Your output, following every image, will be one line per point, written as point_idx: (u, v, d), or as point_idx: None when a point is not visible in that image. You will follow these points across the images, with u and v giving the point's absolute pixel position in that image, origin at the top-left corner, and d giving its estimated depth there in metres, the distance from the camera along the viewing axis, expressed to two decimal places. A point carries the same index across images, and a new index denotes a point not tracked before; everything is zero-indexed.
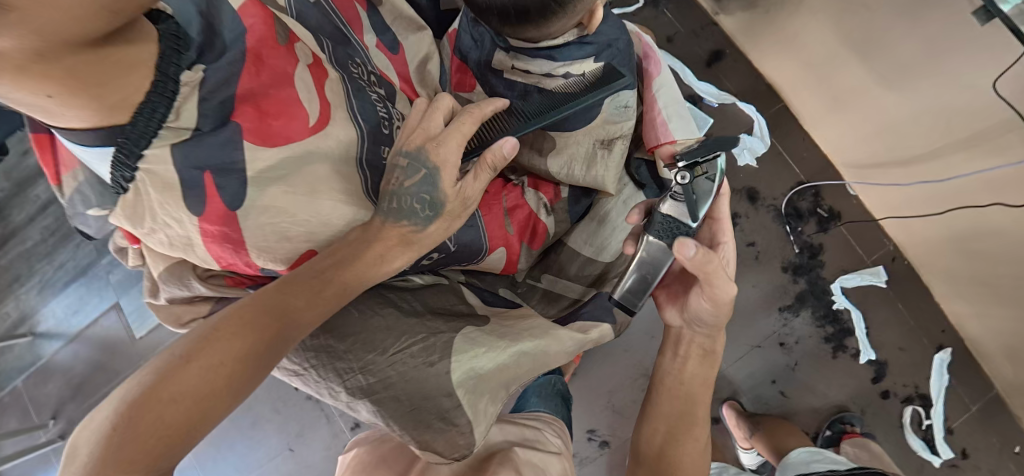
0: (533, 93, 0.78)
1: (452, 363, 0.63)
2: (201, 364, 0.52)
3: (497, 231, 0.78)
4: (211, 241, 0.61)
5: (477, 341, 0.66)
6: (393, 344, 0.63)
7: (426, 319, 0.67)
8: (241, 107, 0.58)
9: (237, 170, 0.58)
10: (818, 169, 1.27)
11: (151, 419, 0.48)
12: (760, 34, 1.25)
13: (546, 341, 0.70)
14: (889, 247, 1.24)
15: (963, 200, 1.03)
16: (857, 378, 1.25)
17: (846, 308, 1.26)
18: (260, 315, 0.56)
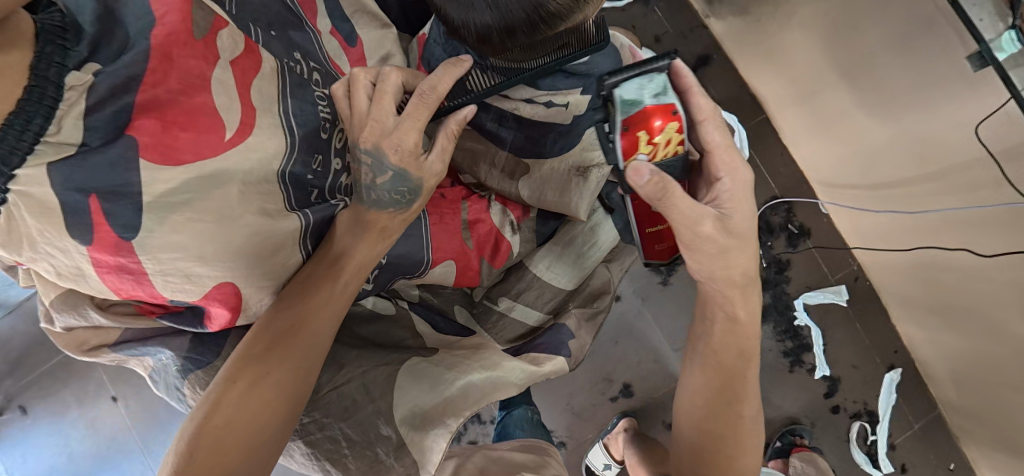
0: (509, 120, 0.73)
1: (394, 399, 0.63)
2: (240, 387, 0.57)
3: (449, 245, 0.75)
4: (105, 271, 0.56)
5: (419, 376, 0.65)
6: (328, 382, 0.64)
7: (367, 351, 0.67)
8: (140, 116, 0.53)
9: (129, 195, 0.53)
10: (793, 184, 1.27)
11: (212, 448, 0.54)
12: (747, 43, 1.23)
13: (495, 374, 0.68)
14: (853, 267, 1.26)
15: (928, 232, 1.04)
16: (809, 393, 1.28)
17: (807, 325, 1.28)
18: (278, 331, 0.60)
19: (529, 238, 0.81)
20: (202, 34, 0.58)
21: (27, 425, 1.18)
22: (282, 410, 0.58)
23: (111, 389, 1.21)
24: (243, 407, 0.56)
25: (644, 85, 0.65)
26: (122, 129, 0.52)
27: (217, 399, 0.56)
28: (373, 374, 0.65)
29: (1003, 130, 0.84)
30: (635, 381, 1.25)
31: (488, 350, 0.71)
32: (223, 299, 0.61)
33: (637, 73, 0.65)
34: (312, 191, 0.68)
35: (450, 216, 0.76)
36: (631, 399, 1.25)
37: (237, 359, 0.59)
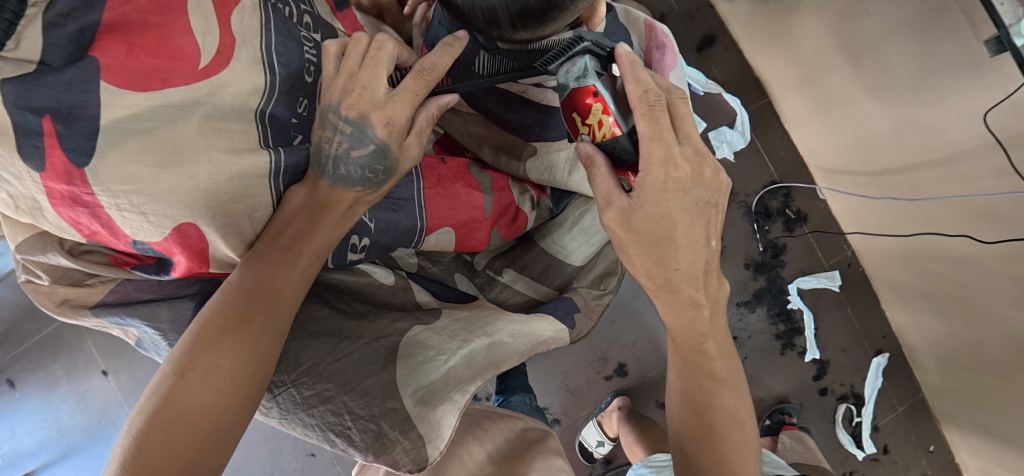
0: (517, 103, 0.71)
1: (399, 370, 0.59)
2: (195, 374, 0.50)
3: (447, 211, 0.67)
4: (59, 203, 0.50)
5: (424, 345, 0.61)
6: (327, 355, 0.57)
7: (368, 321, 0.61)
8: (107, 37, 0.48)
9: (87, 118, 0.48)
10: (791, 170, 1.28)
11: (174, 435, 0.49)
12: (754, 24, 1.21)
13: (496, 341, 0.65)
14: (847, 253, 1.28)
15: (925, 221, 1.05)
16: (800, 375, 1.30)
17: (800, 308, 1.29)
18: (233, 311, 0.53)
19: (543, 216, 0.77)
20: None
21: (15, 399, 1.16)
22: (252, 388, 0.52)
23: (102, 363, 1.19)
24: (205, 390, 0.50)
25: (570, 68, 0.56)
26: (86, 51, 0.48)
27: (173, 380, 0.50)
28: (373, 345, 0.59)
29: (1009, 120, 0.85)
30: (629, 360, 1.26)
31: (487, 314, 0.68)
32: (184, 242, 0.54)
33: (561, 58, 0.56)
34: (294, 136, 0.61)
35: (454, 183, 0.69)
36: (625, 378, 1.26)
37: (190, 343, 0.51)
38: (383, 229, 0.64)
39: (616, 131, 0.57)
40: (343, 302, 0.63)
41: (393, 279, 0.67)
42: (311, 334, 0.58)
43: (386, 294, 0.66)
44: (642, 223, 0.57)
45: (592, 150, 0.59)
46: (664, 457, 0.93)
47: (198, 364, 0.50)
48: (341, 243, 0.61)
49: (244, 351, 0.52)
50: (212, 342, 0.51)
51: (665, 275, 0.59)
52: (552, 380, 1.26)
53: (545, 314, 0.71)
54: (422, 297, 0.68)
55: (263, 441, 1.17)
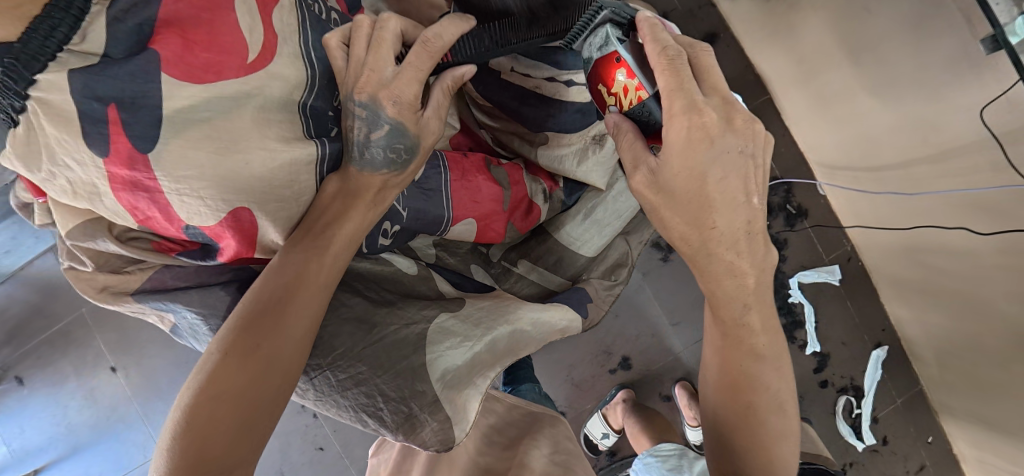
0: (531, 98, 0.72)
1: (427, 355, 0.60)
2: (233, 354, 0.52)
3: (470, 203, 0.69)
4: (119, 188, 0.52)
5: (449, 332, 0.62)
6: (360, 340, 0.59)
7: (397, 308, 0.62)
8: (164, 31, 0.50)
9: (149, 107, 0.50)
10: (792, 166, 1.30)
11: (212, 418, 0.50)
12: (756, 22, 1.24)
13: (517, 329, 0.66)
14: (847, 247, 1.30)
15: (924, 216, 1.08)
16: (801, 368, 1.32)
17: (800, 302, 1.31)
18: (269, 294, 0.55)
19: (555, 208, 0.80)
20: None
21: (25, 395, 1.18)
22: (285, 375, 0.54)
23: (110, 359, 1.20)
24: (241, 375, 0.52)
25: (593, 39, 0.57)
26: (145, 44, 0.50)
27: (212, 368, 0.52)
28: (402, 331, 0.60)
29: (1005, 116, 0.87)
30: (633, 354, 1.28)
31: (508, 303, 0.68)
32: (236, 226, 0.56)
33: (586, 30, 0.57)
34: (331, 127, 0.62)
35: (474, 176, 0.69)
36: (629, 371, 1.28)
37: (231, 326, 0.54)
38: (413, 217, 0.66)
39: (643, 94, 0.57)
40: (372, 290, 0.64)
41: (417, 268, 0.68)
42: (343, 321, 0.60)
43: (411, 282, 0.67)
44: (679, 190, 0.57)
45: (618, 117, 0.59)
46: (670, 447, 0.96)
47: (237, 345, 0.53)
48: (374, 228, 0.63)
49: (276, 339, 0.53)
50: (248, 330, 0.53)
51: (700, 237, 0.59)
52: (558, 373, 1.28)
53: (560, 303, 0.73)
54: (445, 288, 0.69)
55: (273, 435, 1.19)
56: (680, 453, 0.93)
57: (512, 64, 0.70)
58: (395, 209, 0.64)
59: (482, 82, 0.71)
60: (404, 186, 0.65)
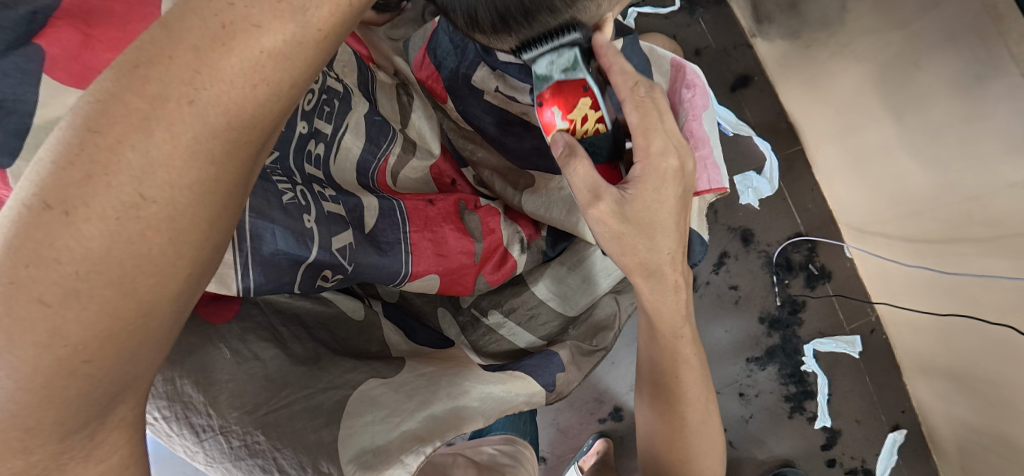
0: (515, 125, 0.64)
1: (341, 431, 0.44)
2: (90, 223, 0.30)
3: (435, 253, 0.57)
4: None
5: (375, 403, 0.47)
6: (264, 403, 0.42)
7: (322, 367, 0.48)
8: (58, 23, 0.46)
9: (20, 112, 0.43)
10: (820, 224, 1.20)
11: (18, 391, 0.30)
12: (794, 66, 1.15)
13: (460, 404, 0.51)
14: (870, 317, 1.19)
15: (961, 296, 0.98)
16: (807, 441, 1.21)
17: (813, 372, 1.21)
18: (146, 134, 0.31)
19: (535, 258, 0.69)
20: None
21: None
22: (135, 328, 0.33)
23: None
24: (44, 327, 0.30)
25: (556, 58, 0.53)
26: (31, 37, 0.45)
27: (44, 253, 0.30)
28: (316, 397, 0.45)
29: None
30: (626, 405, 1.19)
31: (455, 371, 0.54)
32: None
33: (547, 46, 0.53)
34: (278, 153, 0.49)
35: (440, 225, 0.58)
36: (620, 423, 1.19)
37: (64, 178, 0.30)
38: (366, 270, 0.51)
39: (601, 127, 0.56)
40: (296, 341, 0.49)
41: (361, 314, 0.56)
42: (250, 377, 0.43)
43: (352, 332, 0.54)
44: (636, 214, 0.55)
45: (571, 138, 0.54)
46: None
47: (99, 207, 0.30)
48: (305, 277, 0.47)
49: (97, 273, 0.31)
50: (29, 255, 0.30)
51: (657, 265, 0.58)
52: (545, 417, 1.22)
53: (521, 373, 0.59)
54: (391, 340, 0.56)
55: None
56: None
57: (495, 85, 0.62)
58: (340, 256, 0.48)
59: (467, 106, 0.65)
60: (353, 237, 0.50)
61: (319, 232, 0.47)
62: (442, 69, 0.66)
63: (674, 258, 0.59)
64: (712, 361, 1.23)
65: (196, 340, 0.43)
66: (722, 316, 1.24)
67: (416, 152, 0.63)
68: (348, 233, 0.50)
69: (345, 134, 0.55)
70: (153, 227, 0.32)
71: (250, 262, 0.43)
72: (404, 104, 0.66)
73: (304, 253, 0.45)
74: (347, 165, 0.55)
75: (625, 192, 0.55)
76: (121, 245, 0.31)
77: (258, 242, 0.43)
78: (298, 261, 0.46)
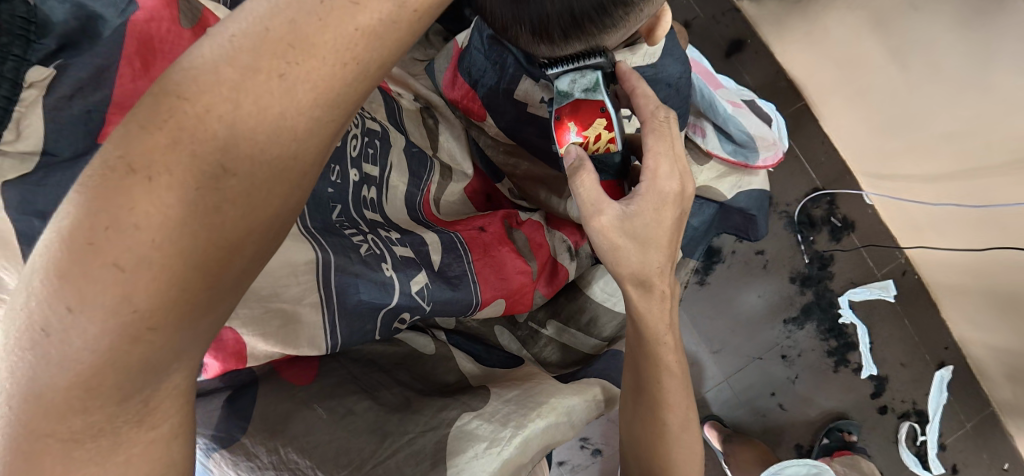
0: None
1: (447, 470, 0.43)
2: (171, 185, 0.29)
3: (497, 279, 0.56)
4: None
5: (475, 437, 0.45)
6: (370, 457, 0.42)
7: (412, 412, 0.46)
8: (114, 117, 0.42)
9: None
10: (835, 176, 1.19)
11: (95, 356, 0.28)
12: (787, 24, 1.15)
13: (554, 421, 0.49)
14: (900, 260, 1.18)
15: (995, 225, 0.98)
16: (856, 393, 1.21)
17: (852, 322, 1.21)
18: (225, 101, 0.29)
19: (585, 263, 0.69)
20: (190, 24, 0.49)
21: None
22: (198, 300, 0.30)
23: None
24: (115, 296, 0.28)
25: (579, 78, 0.54)
26: (94, 138, 0.41)
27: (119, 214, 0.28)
28: (416, 440, 0.44)
29: None
30: None
31: (534, 387, 0.51)
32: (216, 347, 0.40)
33: (569, 67, 0.54)
34: (333, 208, 0.48)
35: (497, 249, 0.58)
36: None
37: (147, 137, 0.29)
38: (440, 308, 0.51)
39: (612, 147, 0.56)
40: (383, 388, 0.48)
41: (432, 347, 0.55)
42: (351, 432, 0.43)
43: (427, 366, 0.53)
44: (638, 229, 0.52)
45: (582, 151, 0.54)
46: None
47: (181, 170, 0.29)
48: (385, 322, 0.48)
49: (171, 242, 0.28)
50: (107, 218, 0.28)
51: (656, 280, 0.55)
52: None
53: (589, 385, 0.57)
54: (468, 369, 0.55)
55: None
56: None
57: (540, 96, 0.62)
58: (417, 297, 0.49)
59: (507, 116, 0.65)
60: (427, 277, 0.51)
61: (398, 278, 0.48)
62: (479, 86, 0.65)
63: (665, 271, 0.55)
64: (751, 329, 1.23)
65: (294, 405, 0.43)
66: (753, 281, 1.24)
67: (453, 176, 0.64)
68: (422, 273, 0.50)
69: (391, 173, 0.55)
70: (229, 198, 0.30)
71: (336, 318, 0.45)
72: (432, 129, 0.65)
73: (385, 300, 0.47)
74: (397, 203, 0.55)
75: (628, 208, 0.52)
76: (199, 214, 0.29)
77: (344, 296, 0.45)
78: (381, 308, 0.47)
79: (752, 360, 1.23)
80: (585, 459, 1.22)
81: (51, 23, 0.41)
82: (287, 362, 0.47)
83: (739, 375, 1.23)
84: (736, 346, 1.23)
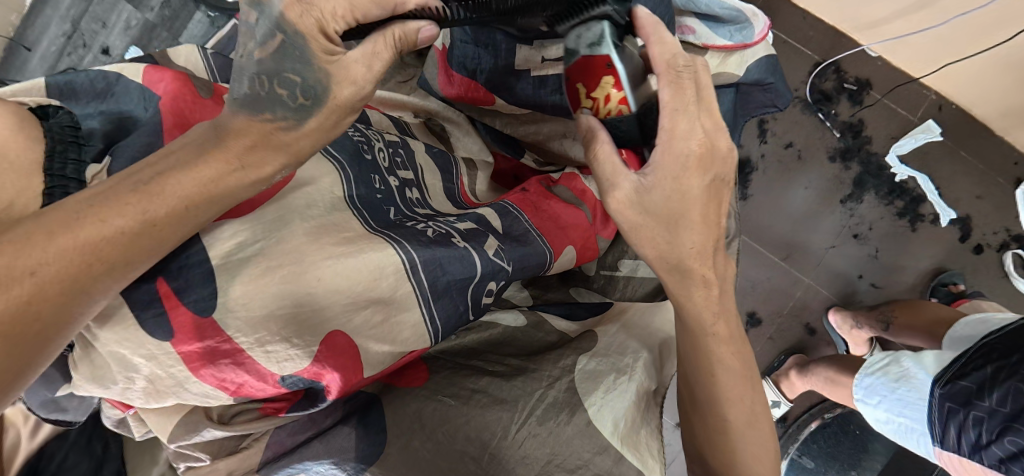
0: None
1: (589, 409, 0.42)
2: None
3: (558, 229, 0.55)
4: (199, 367, 0.37)
5: (599, 374, 0.44)
6: (512, 424, 0.40)
7: (532, 371, 0.44)
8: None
9: (197, 264, 0.37)
10: (831, 44, 1.16)
11: None
12: None
13: None
14: (931, 97, 1.15)
15: (1008, 24, 0.93)
16: (943, 243, 1.15)
17: (909, 176, 1.16)
18: None
19: None
20: (207, 93, 0.46)
21: None
22: None
23: None
24: (34, 221, 0.33)
25: (583, 31, 0.43)
26: None
27: None
28: (547, 393, 0.42)
29: None
30: (757, 306, 1.18)
31: (629, 327, 0.51)
32: (336, 358, 0.39)
33: (574, 17, 0.43)
34: (387, 210, 0.47)
35: (547, 203, 0.57)
36: (760, 326, 1.18)
37: None
38: (520, 268, 0.50)
39: (625, 109, 0.45)
40: (495, 362, 0.46)
41: (523, 319, 0.52)
42: (481, 407, 0.41)
43: (528, 331, 0.51)
44: (658, 203, 0.45)
45: (593, 125, 0.45)
46: (879, 356, 0.84)
47: None
48: (474, 301, 0.47)
49: None
50: None
51: (677, 254, 0.46)
52: None
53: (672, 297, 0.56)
54: (564, 327, 0.52)
55: None
56: (896, 359, 0.81)
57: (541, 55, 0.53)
58: (500, 265, 0.48)
59: (513, 91, 0.57)
60: (496, 241, 0.49)
61: (472, 248, 0.46)
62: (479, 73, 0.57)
63: (705, 252, 0.47)
64: (811, 221, 1.18)
65: (421, 403, 0.42)
66: (795, 176, 1.18)
67: (477, 165, 0.63)
68: (491, 238, 0.49)
69: (423, 174, 0.54)
70: None
71: (432, 305, 0.44)
72: (445, 137, 0.63)
73: (471, 273, 0.45)
74: (440, 196, 0.55)
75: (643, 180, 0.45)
76: None
77: (436, 278, 0.43)
78: (470, 280, 0.46)
79: (828, 249, 1.18)
80: None
81: (92, 128, 0.42)
82: (399, 373, 0.46)
83: (822, 270, 1.18)
84: (804, 244, 1.18)
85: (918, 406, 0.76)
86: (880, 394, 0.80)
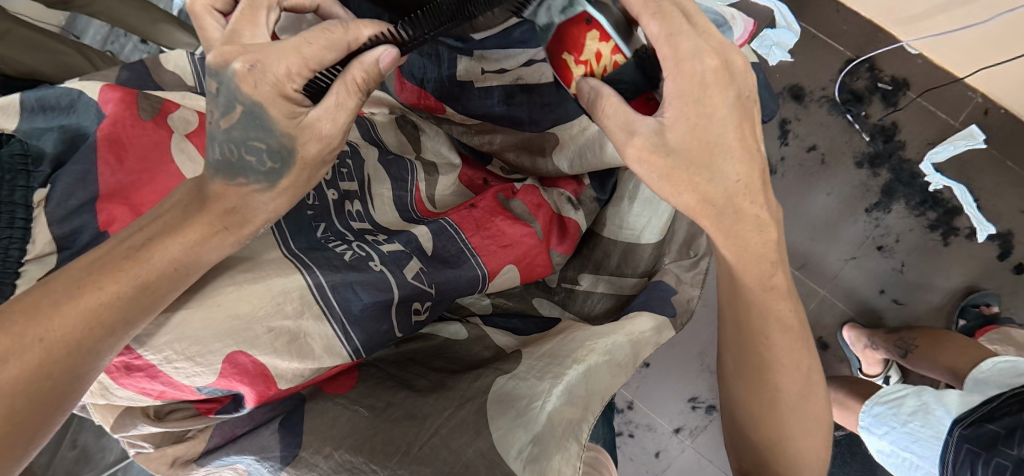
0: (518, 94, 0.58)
1: (493, 435, 0.41)
2: None
3: (499, 244, 0.54)
4: (119, 376, 0.39)
5: (513, 397, 0.44)
6: (417, 438, 0.41)
7: (448, 389, 0.45)
8: (106, 204, 0.42)
9: None
10: (865, 40, 1.08)
11: None
12: None
13: (591, 364, 0.47)
14: (977, 99, 1.05)
15: None
16: (979, 261, 1.06)
17: (945, 186, 1.07)
18: None
19: (592, 209, 0.63)
20: (151, 114, 0.47)
21: None
22: None
23: None
24: (33, 294, 0.35)
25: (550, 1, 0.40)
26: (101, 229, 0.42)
27: None
28: (457, 413, 0.42)
29: None
30: None
31: (575, 336, 0.51)
32: (243, 373, 0.41)
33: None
34: (316, 227, 0.49)
35: (492, 220, 0.55)
36: None
37: None
38: (447, 288, 0.51)
39: (621, 58, 0.40)
40: (418, 377, 0.48)
41: (465, 332, 0.54)
42: (391, 422, 0.42)
43: (464, 348, 0.52)
44: (686, 141, 0.39)
45: (594, 84, 0.40)
46: (896, 387, 0.78)
47: None
48: (401, 318, 0.48)
49: None
50: None
51: (725, 193, 0.41)
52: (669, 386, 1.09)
53: (638, 310, 0.54)
54: (504, 344, 0.53)
55: None
56: (917, 391, 0.75)
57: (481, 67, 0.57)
58: (423, 287, 0.49)
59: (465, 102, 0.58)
60: (421, 263, 0.50)
61: (390, 272, 0.47)
62: (427, 83, 0.59)
63: (752, 186, 0.41)
64: (831, 229, 1.10)
65: (336, 412, 0.44)
66: (817, 181, 1.11)
67: (440, 169, 0.61)
68: (415, 261, 0.49)
69: (371, 185, 0.55)
70: None
71: (348, 325, 0.45)
72: (415, 135, 0.62)
73: (387, 296, 0.46)
74: (387, 209, 0.55)
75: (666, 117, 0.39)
76: None
77: (348, 304, 0.44)
78: (388, 304, 0.47)
79: (847, 261, 1.10)
80: (677, 446, 1.07)
81: (43, 150, 0.43)
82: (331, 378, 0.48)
83: (839, 282, 1.11)
84: (821, 255, 1.11)
85: (930, 443, 0.70)
86: (889, 424, 0.75)
